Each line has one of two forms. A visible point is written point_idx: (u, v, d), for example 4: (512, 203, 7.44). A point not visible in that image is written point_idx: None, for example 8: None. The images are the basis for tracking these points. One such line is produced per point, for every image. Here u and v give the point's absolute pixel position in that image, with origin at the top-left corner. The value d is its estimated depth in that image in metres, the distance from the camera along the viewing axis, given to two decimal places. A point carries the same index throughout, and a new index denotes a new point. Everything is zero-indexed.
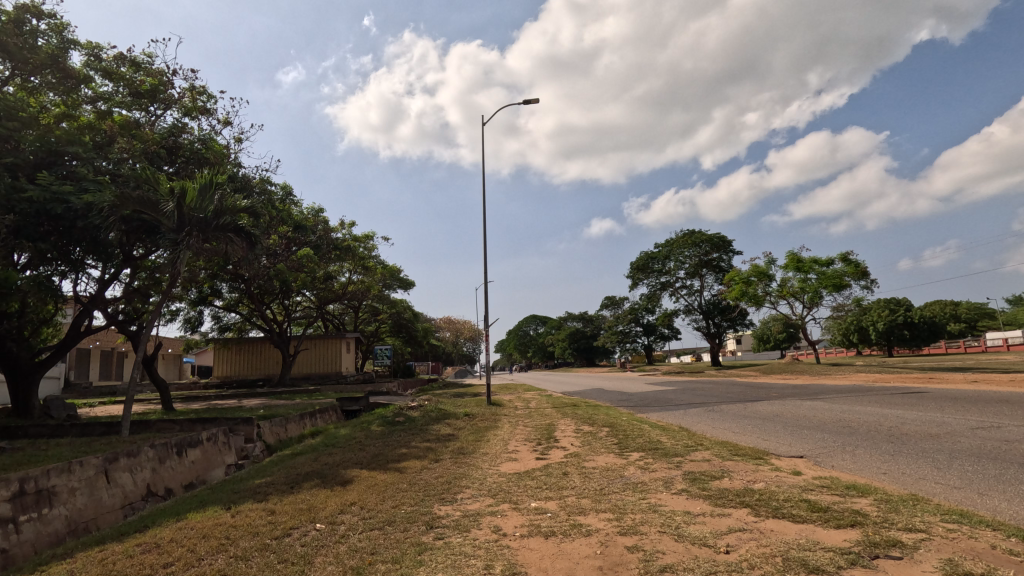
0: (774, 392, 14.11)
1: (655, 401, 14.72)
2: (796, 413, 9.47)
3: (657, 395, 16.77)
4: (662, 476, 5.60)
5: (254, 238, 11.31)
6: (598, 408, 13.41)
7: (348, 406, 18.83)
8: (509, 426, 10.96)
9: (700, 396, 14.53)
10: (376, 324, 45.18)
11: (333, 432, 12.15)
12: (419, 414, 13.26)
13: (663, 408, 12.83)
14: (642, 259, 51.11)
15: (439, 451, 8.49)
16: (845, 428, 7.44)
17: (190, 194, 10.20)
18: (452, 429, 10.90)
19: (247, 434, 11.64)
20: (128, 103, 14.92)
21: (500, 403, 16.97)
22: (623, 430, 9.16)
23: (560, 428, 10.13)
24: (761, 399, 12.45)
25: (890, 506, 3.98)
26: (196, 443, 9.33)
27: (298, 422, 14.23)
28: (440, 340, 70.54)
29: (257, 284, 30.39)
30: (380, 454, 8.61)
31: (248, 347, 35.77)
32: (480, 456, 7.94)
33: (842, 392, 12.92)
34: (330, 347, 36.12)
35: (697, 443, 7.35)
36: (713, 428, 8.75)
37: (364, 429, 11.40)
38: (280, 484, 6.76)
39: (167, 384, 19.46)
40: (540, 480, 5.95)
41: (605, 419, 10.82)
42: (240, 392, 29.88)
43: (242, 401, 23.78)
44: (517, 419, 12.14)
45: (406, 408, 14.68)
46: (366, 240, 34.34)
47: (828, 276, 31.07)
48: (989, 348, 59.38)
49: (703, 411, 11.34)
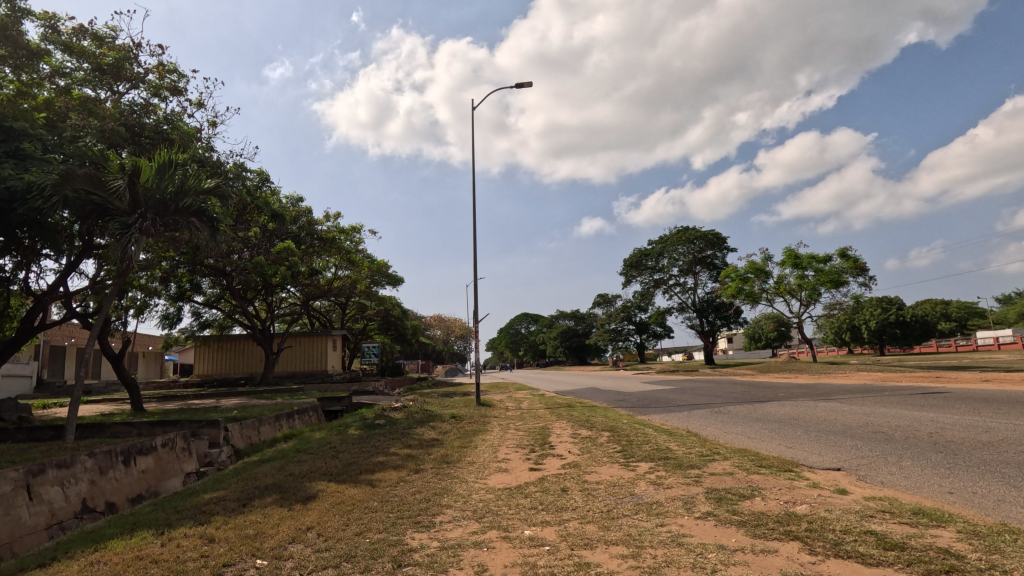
0: (781, 392, 13.27)
1: (655, 401, 13.87)
2: (816, 416, 8.60)
3: (655, 394, 15.97)
4: (681, 495, 4.69)
5: (220, 222, 10.29)
6: (595, 409, 12.55)
7: (330, 406, 17.87)
8: (499, 429, 10.06)
9: (702, 397, 13.70)
10: (364, 322, 44.05)
11: (308, 436, 11.17)
12: (402, 416, 12.28)
13: (665, 409, 11.96)
14: (636, 256, 50.47)
15: (420, 460, 7.55)
16: (879, 435, 6.59)
17: (146, 172, 9.15)
18: (436, 433, 9.94)
19: (212, 438, 10.65)
20: (89, 81, 13.80)
21: (490, 403, 16.08)
22: (626, 435, 8.28)
23: (556, 431, 9.24)
24: (770, 400, 11.63)
25: (986, 544, 3.10)
26: (149, 450, 8.35)
27: (273, 424, 13.27)
28: (430, 338, 69.55)
29: (239, 280, 29.32)
30: (353, 463, 7.66)
31: (230, 344, 34.49)
32: (466, 466, 7.02)
33: (855, 392, 12.10)
34: (315, 345, 34.96)
35: (712, 451, 6.45)
36: (726, 433, 7.87)
37: (342, 433, 10.46)
38: (229, 502, 5.80)
39: (137, 383, 18.36)
40: (535, 499, 5.02)
41: (605, 421, 9.93)
42: (220, 391, 28.71)
43: (220, 401, 22.74)
44: (508, 421, 11.24)
45: (390, 409, 13.72)
46: (352, 234, 33.43)
47: (826, 273, 30.44)
48: (981, 347, 59.29)
49: (710, 413, 10.47)
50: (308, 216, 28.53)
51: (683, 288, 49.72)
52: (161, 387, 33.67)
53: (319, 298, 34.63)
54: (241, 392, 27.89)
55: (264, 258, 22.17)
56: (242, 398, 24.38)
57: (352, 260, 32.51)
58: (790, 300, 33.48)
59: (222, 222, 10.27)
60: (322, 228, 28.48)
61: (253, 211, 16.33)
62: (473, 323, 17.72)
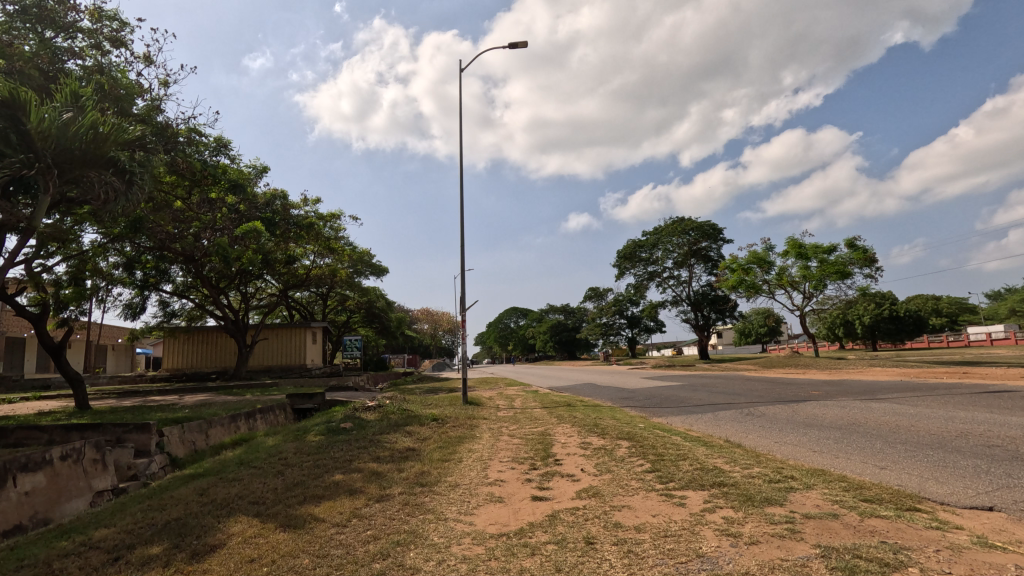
0: (809, 389, 11.64)
1: (667, 400, 12.12)
2: (883, 422, 6.91)
3: (663, 392, 14.23)
4: (782, 562, 2.93)
5: (137, 178, 8.65)
6: (600, 409, 10.83)
7: (300, 404, 15.97)
8: (490, 435, 8.28)
9: (721, 395, 12.00)
10: (347, 313, 42.00)
11: (260, 442, 9.29)
12: (375, 417, 10.44)
13: (682, 409, 10.24)
14: (630, 247, 48.87)
15: (386, 481, 5.75)
16: (1005, 453, 4.90)
17: (42, 115, 7.24)
18: (413, 440, 8.10)
19: (141, 445, 8.78)
20: (9, 21, 11.49)
21: (479, 402, 14.30)
22: (649, 445, 6.56)
23: (559, 439, 7.49)
24: (802, 399, 10.01)
25: None
26: (40, 466, 6.51)
27: (225, 427, 11.40)
28: (417, 331, 67.57)
29: (210, 267, 27.29)
30: (297, 485, 5.85)
31: (201, 336, 32.33)
32: (446, 492, 5.22)
33: (898, 390, 10.51)
34: (293, 337, 32.85)
35: (783, 474, 4.73)
36: (783, 446, 6.12)
37: (298, 440, 8.61)
38: (95, 557, 3.96)
39: (82, 378, 16.33)
40: (547, 563, 3.24)
41: (617, 427, 8.15)
42: (187, 386, 26.67)
43: (183, 398, 20.72)
44: (499, 425, 9.44)
45: (362, 409, 11.85)
46: (332, 220, 31.36)
47: (831, 264, 29.07)
48: (973, 343, 58.71)
49: (742, 415, 8.73)
50: (283, 199, 26.79)
51: (678, 281, 48.35)
52: (126, 382, 31.51)
53: (296, 287, 32.66)
54: (210, 387, 25.87)
55: (228, 239, 20.27)
56: (209, 394, 22.44)
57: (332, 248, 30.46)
58: (791, 293, 32.15)
59: (141, 179, 8.65)
60: (297, 212, 26.69)
61: (208, 182, 14.21)
62: (459, 312, 15.88)
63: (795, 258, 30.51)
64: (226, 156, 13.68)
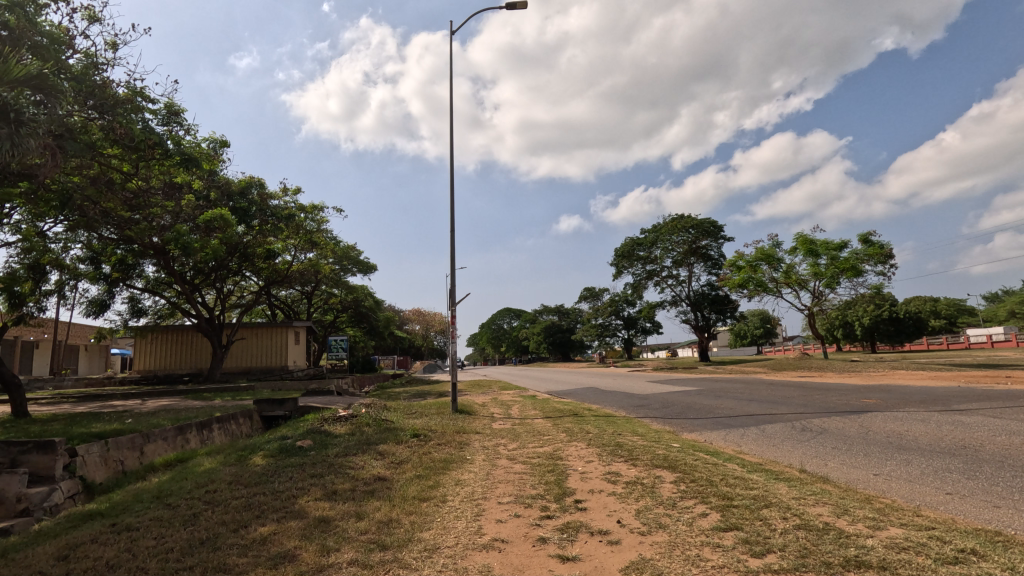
0: (859, 397, 9.94)
1: (691, 409, 10.38)
2: (1006, 446, 5.20)
3: (681, 399, 12.51)
4: None
5: (32, 124, 7.27)
6: (614, 422, 9.07)
7: (268, 411, 14.09)
8: (485, 459, 6.50)
9: (753, 403, 10.28)
10: (333, 313, 40.06)
11: (195, 464, 7.45)
12: (344, 432, 8.61)
13: (715, 422, 8.48)
14: (628, 245, 47.19)
15: (334, 541, 3.93)
16: None
17: None
18: (384, 465, 6.30)
19: (43, 469, 6.91)
20: None
21: (472, 410, 12.48)
22: (702, 478, 4.82)
23: (575, 466, 5.73)
24: (860, 410, 8.30)
25: None
26: None
27: (164, 441, 9.51)
28: (407, 332, 65.59)
29: (183, 261, 25.36)
30: (204, 544, 4.06)
31: (175, 336, 30.32)
32: (418, 565, 3.43)
33: (970, 398, 8.82)
34: (273, 337, 30.81)
35: (953, 546, 2.99)
36: (895, 484, 4.38)
37: (242, 465, 6.76)
38: None
39: (19, 381, 14.35)
40: None
41: (645, 448, 6.39)
42: (156, 390, 24.73)
43: (143, 403, 18.75)
44: (496, 442, 7.66)
45: (332, 419, 10.02)
46: (315, 212, 29.36)
47: (844, 261, 27.58)
48: (973, 345, 57.62)
49: (798, 432, 6.99)
50: (262, 188, 25.00)
51: (677, 280, 46.88)
52: (92, 385, 29.33)
53: (278, 284, 30.86)
54: (179, 391, 23.86)
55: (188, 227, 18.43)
56: (175, 399, 20.53)
57: (315, 242, 28.55)
58: (800, 291, 30.71)
59: (35, 125, 7.29)
60: (275, 202, 24.89)
61: (160, 157, 12.29)
62: (449, 308, 14.08)
63: (804, 255, 29.00)
64: (178, 127, 11.73)
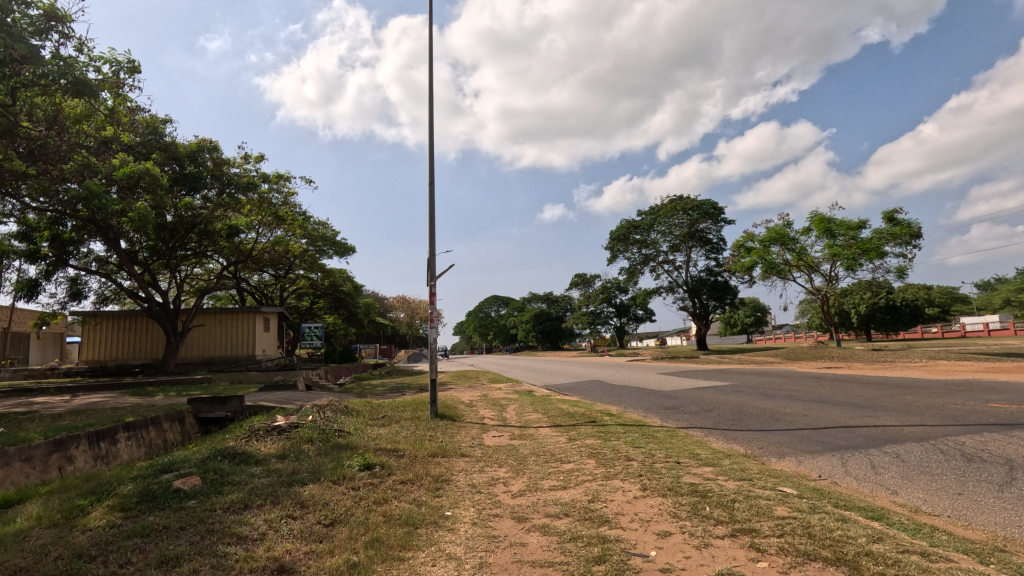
0: (974, 400, 7.43)
1: (748, 415, 7.77)
2: None
3: (719, 398, 9.96)
4: None
5: None
6: (658, 439, 6.41)
7: (206, 413, 11.31)
8: (471, 522, 3.80)
9: (829, 408, 7.72)
10: (309, 299, 37.03)
11: (12, 516, 4.62)
12: (268, 455, 5.87)
13: (805, 439, 5.89)
14: (623, 228, 44.59)
15: None
16: None
17: None
18: (295, 541, 3.58)
19: None
20: None
21: (458, 415, 9.80)
22: None
23: (643, 555, 3.03)
24: (1015, 423, 5.73)
25: None
26: None
27: (23, 465, 6.61)
28: (390, 320, 62.71)
29: (131, 237, 22.11)
30: None
31: (127, 322, 27.10)
32: None
33: None
34: (237, 324, 27.70)
35: None
36: None
37: (63, 530, 3.97)
38: None
39: None
40: None
41: (752, 504, 3.69)
42: (98, 383, 21.75)
43: (66, 401, 15.84)
44: (493, 478, 4.96)
45: (263, 432, 7.25)
46: (280, 184, 26.14)
47: (867, 242, 25.27)
48: (971, 334, 56.37)
49: (972, 467, 4.39)
50: (217, 152, 22.08)
51: (674, 265, 44.46)
52: (32, 377, 26.15)
53: (244, 266, 27.70)
54: (121, 385, 20.78)
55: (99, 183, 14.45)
56: (110, 395, 17.61)
57: (282, 216, 25.49)
58: (811, 275, 28.53)
59: None
60: (232, 169, 21.87)
61: (44, 83, 9.41)
62: (429, 286, 11.36)
63: (820, 236, 26.57)
64: (57, 37, 8.98)
